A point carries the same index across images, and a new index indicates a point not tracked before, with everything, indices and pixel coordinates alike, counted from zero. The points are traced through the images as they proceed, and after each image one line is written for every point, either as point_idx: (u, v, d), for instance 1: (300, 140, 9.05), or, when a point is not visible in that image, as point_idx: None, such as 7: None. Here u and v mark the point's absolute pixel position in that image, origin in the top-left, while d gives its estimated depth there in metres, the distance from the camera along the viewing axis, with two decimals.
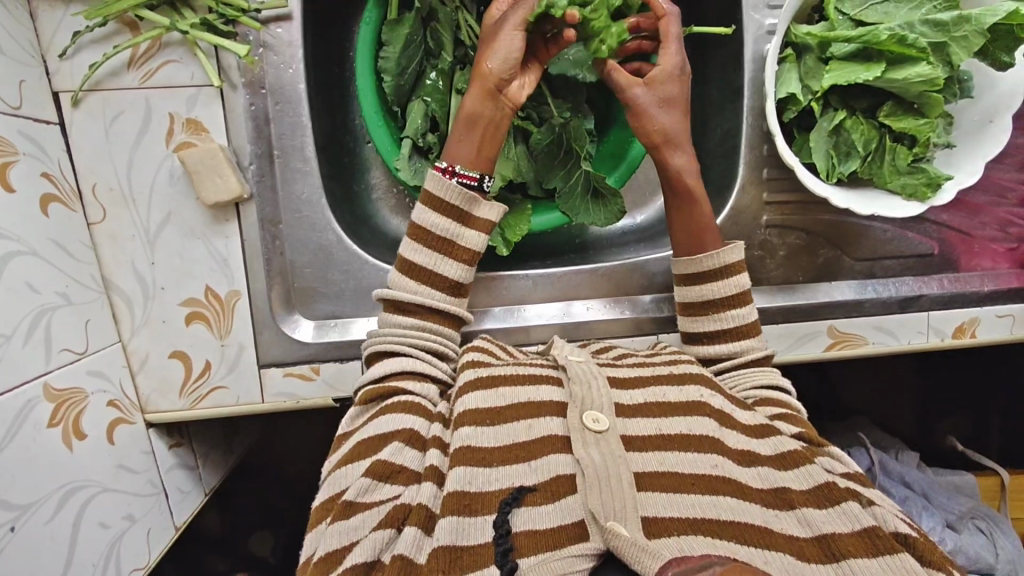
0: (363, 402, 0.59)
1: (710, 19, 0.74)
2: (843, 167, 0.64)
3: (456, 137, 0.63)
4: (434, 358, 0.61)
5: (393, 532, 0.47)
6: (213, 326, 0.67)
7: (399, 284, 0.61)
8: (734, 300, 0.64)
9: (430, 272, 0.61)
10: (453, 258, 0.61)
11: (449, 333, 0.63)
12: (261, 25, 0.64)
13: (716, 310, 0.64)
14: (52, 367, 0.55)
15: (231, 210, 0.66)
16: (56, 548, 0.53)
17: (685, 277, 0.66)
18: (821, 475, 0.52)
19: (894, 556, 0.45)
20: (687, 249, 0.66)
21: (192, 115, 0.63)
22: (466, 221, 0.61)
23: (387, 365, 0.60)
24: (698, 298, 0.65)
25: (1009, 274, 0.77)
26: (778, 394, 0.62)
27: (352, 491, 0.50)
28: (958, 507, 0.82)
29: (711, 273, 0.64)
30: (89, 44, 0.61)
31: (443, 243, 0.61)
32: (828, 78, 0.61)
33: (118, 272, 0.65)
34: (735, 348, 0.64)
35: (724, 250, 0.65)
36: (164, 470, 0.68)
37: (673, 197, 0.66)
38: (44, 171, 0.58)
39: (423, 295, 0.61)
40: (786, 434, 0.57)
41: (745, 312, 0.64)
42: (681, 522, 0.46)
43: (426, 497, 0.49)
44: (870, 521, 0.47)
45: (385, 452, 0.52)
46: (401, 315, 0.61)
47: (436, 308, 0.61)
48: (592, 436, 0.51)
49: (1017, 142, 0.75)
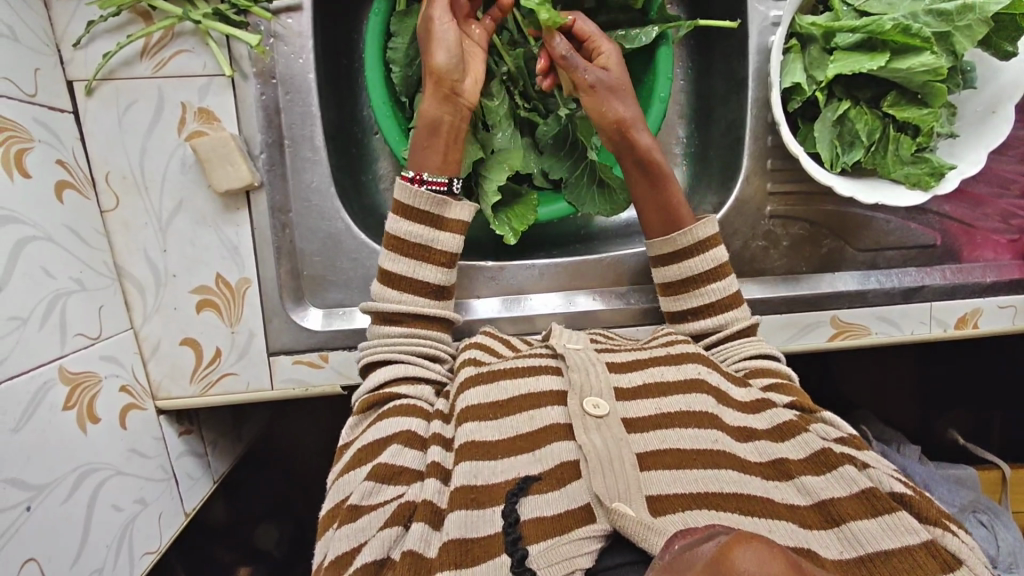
0: (362, 410, 0.59)
1: (715, 11, 0.74)
2: (847, 157, 0.65)
3: (418, 148, 0.63)
4: (427, 362, 0.62)
5: (401, 529, 0.48)
6: (224, 313, 0.68)
7: (382, 296, 0.62)
8: (715, 274, 0.65)
9: (411, 280, 0.62)
10: (431, 263, 0.62)
11: (438, 335, 0.63)
12: (272, 16, 0.65)
13: (698, 287, 0.65)
14: (67, 351, 0.56)
15: (242, 198, 0.66)
16: (71, 530, 0.54)
17: (661, 257, 0.67)
18: (816, 441, 0.53)
19: (894, 515, 0.46)
20: (660, 228, 0.67)
21: (204, 104, 0.64)
22: (441, 225, 0.63)
23: (381, 374, 0.60)
24: (677, 278, 0.66)
25: (1011, 265, 0.78)
26: (769, 363, 0.63)
27: (357, 495, 0.50)
28: (959, 500, 0.83)
29: (686, 251, 0.65)
30: (103, 34, 0.62)
31: (419, 249, 0.62)
32: (833, 68, 0.62)
33: (130, 260, 0.66)
34: (719, 322, 0.65)
35: (697, 225, 0.66)
36: (174, 456, 0.69)
37: (642, 175, 0.67)
38: (59, 158, 0.59)
39: (406, 303, 0.62)
40: (780, 405, 0.58)
41: (726, 283, 0.65)
42: (684, 497, 0.47)
43: (430, 493, 0.49)
44: (867, 483, 0.48)
45: (386, 455, 0.53)
46: (388, 325, 0.62)
47: (423, 314, 0.62)
48: (593, 422, 0.52)
49: (1018, 134, 0.76)
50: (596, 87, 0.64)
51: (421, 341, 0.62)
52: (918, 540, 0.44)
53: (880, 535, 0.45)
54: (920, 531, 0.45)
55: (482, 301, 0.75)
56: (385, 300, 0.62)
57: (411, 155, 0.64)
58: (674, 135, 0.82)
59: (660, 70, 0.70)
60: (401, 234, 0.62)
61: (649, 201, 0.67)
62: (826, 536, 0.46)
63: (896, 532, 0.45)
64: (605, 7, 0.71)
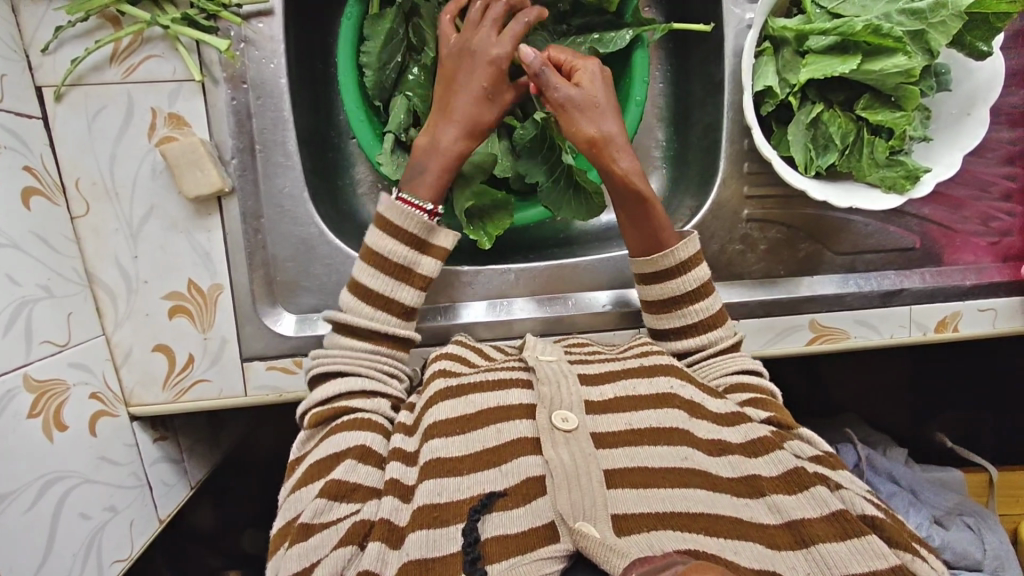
0: (314, 424, 0.58)
1: (693, 16, 0.74)
2: (822, 160, 0.65)
3: (417, 168, 0.63)
4: (387, 380, 0.61)
5: (355, 548, 0.48)
6: (196, 319, 0.68)
7: (354, 309, 0.61)
8: (695, 294, 0.64)
9: (387, 298, 0.61)
10: (410, 283, 0.62)
11: (400, 355, 0.62)
12: (242, 20, 0.64)
13: (680, 308, 0.64)
14: (33, 358, 0.56)
15: (213, 204, 0.66)
16: (35, 540, 0.53)
17: (643, 276, 0.65)
18: (790, 459, 0.52)
19: (862, 539, 0.46)
20: (643, 250, 0.65)
21: (174, 110, 0.64)
22: (425, 249, 0.62)
23: (339, 385, 0.59)
24: (660, 296, 0.65)
25: (991, 268, 0.77)
26: (753, 381, 0.62)
27: (307, 513, 0.50)
28: (944, 503, 0.83)
29: (670, 272, 0.64)
30: (72, 39, 0.62)
31: (398, 269, 0.61)
32: (805, 71, 0.61)
33: (101, 265, 0.66)
34: (704, 342, 0.64)
35: (678, 245, 0.64)
36: (148, 463, 0.69)
37: (620, 201, 0.64)
38: (26, 165, 0.59)
39: (378, 321, 0.61)
40: (757, 420, 0.57)
41: (710, 302, 0.64)
42: (650, 517, 0.47)
43: (387, 511, 0.49)
44: (838, 504, 0.48)
45: (338, 471, 0.52)
46: (355, 340, 0.61)
47: (393, 334, 0.61)
48: (562, 436, 0.51)
49: (996, 136, 0.75)
50: (567, 106, 0.61)
51: (385, 357, 0.62)
52: (887, 565, 0.44)
53: (849, 559, 0.45)
54: (890, 555, 0.45)
55: (455, 306, 0.74)
56: (357, 313, 0.61)
57: (408, 177, 0.63)
58: (654, 139, 0.81)
59: (637, 69, 0.69)
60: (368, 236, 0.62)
61: (627, 227, 0.65)
62: (793, 557, 0.46)
63: (866, 557, 0.45)
64: (580, 10, 0.69)
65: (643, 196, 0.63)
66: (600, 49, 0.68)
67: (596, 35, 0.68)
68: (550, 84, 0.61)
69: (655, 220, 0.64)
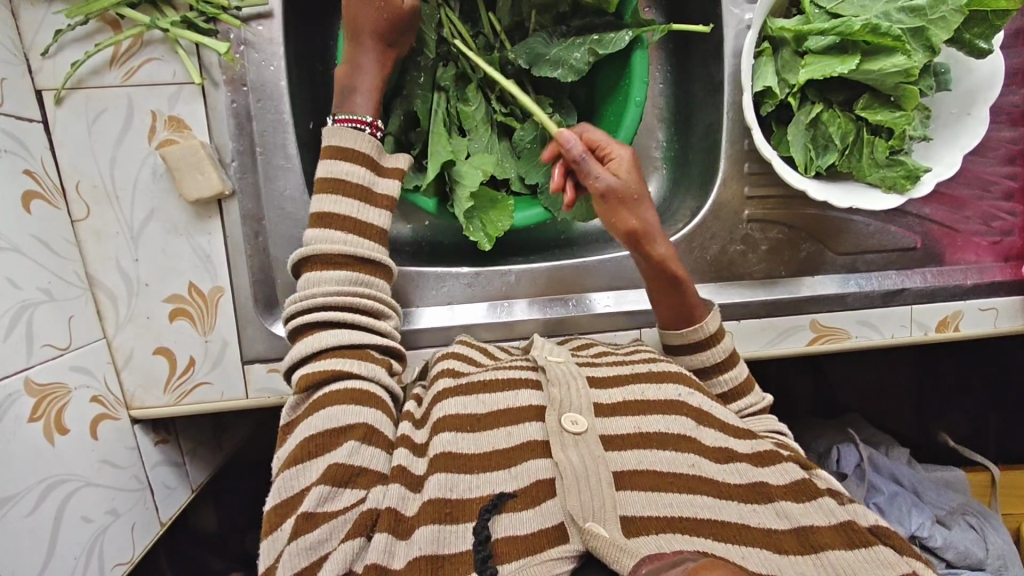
0: (301, 390, 0.56)
1: (692, 17, 0.74)
2: (821, 160, 0.65)
3: (348, 92, 0.63)
4: (370, 319, 0.60)
5: (362, 540, 0.47)
6: (197, 322, 0.68)
7: (322, 238, 0.59)
8: (725, 364, 0.64)
9: (358, 220, 0.61)
10: (375, 205, 0.62)
11: (381, 284, 0.62)
12: (242, 23, 0.64)
13: (711, 376, 0.65)
14: (34, 362, 0.56)
15: (214, 206, 0.66)
16: (37, 544, 0.53)
17: (673, 347, 0.67)
18: (796, 471, 0.53)
19: (871, 548, 0.46)
20: (675, 322, 0.66)
21: (174, 113, 0.64)
22: (379, 171, 0.64)
23: (326, 339, 0.57)
24: (689, 368, 0.65)
25: (993, 267, 0.77)
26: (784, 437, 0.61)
27: (312, 502, 0.48)
28: (948, 503, 0.82)
29: (701, 344, 0.64)
30: (71, 43, 0.62)
31: (362, 191, 0.61)
32: (803, 72, 0.61)
33: (101, 269, 0.66)
34: (738, 407, 0.64)
35: (707, 318, 0.65)
36: (149, 466, 0.69)
37: (655, 283, 0.65)
38: (26, 168, 0.59)
39: (351, 245, 0.60)
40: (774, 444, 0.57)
41: (737, 373, 0.65)
42: (658, 521, 0.47)
43: (393, 500, 0.49)
44: (845, 516, 0.48)
45: (341, 454, 0.51)
46: (331, 271, 0.59)
47: (368, 259, 0.60)
48: (571, 439, 0.51)
49: (997, 136, 0.75)
50: (606, 196, 0.61)
51: (362, 287, 0.60)
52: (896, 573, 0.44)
53: (858, 566, 0.45)
54: (897, 564, 0.45)
55: (453, 307, 0.74)
56: (327, 241, 0.59)
57: (342, 101, 0.64)
58: (654, 140, 0.81)
59: (635, 71, 0.69)
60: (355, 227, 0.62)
61: (663, 304, 0.66)
62: (802, 562, 0.45)
63: (874, 564, 0.45)
64: (580, 10, 0.69)
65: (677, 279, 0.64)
66: (600, 50, 0.66)
67: (597, 36, 0.67)
68: (587, 172, 0.61)
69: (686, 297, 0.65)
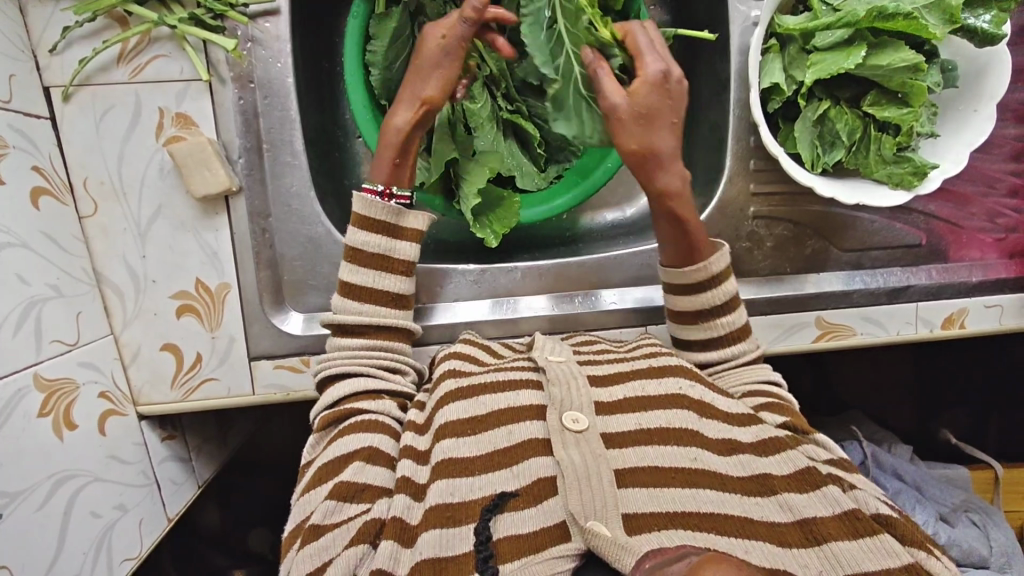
0: (321, 429, 0.58)
1: (699, 16, 0.75)
2: (829, 156, 0.66)
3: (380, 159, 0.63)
4: (391, 375, 0.62)
5: (367, 547, 0.47)
6: (204, 319, 0.68)
7: (341, 307, 0.61)
8: (725, 307, 0.63)
9: (373, 289, 0.62)
10: (392, 272, 0.63)
11: (398, 347, 0.63)
12: (249, 20, 0.64)
13: (708, 321, 0.63)
14: (43, 358, 0.56)
15: (221, 203, 0.66)
16: (47, 539, 0.54)
17: (676, 289, 0.63)
18: (801, 459, 0.52)
19: (876, 538, 0.45)
20: (676, 263, 0.63)
21: (181, 109, 0.64)
22: (396, 233, 0.63)
23: (343, 387, 0.59)
24: (687, 308, 0.63)
25: (998, 264, 0.77)
26: (773, 390, 0.62)
27: (318, 514, 0.50)
28: (951, 500, 0.83)
29: (703, 286, 0.62)
30: (79, 39, 0.62)
31: (380, 260, 0.62)
32: (811, 73, 0.61)
33: (109, 265, 0.66)
34: (727, 354, 0.63)
35: (712, 258, 0.62)
36: (156, 462, 0.69)
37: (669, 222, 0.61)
38: (35, 165, 0.59)
39: (369, 314, 0.62)
40: (774, 424, 0.56)
41: (736, 318, 0.63)
42: (661, 517, 0.47)
43: (399, 509, 0.49)
44: (850, 504, 0.48)
45: (347, 473, 0.52)
46: (350, 337, 0.61)
47: (387, 325, 0.62)
48: (572, 437, 0.51)
49: (1004, 133, 0.75)
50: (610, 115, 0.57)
51: (382, 351, 0.62)
52: (900, 564, 0.44)
53: (861, 557, 0.45)
54: (902, 555, 0.44)
55: (464, 305, 0.74)
56: (345, 311, 0.62)
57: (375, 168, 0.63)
58: None
59: None
60: (363, 241, 0.62)
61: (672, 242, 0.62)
62: (806, 555, 0.45)
63: (877, 554, 0.45)
64: None
65: (682, 218, 0.61)
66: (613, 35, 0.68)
67: None
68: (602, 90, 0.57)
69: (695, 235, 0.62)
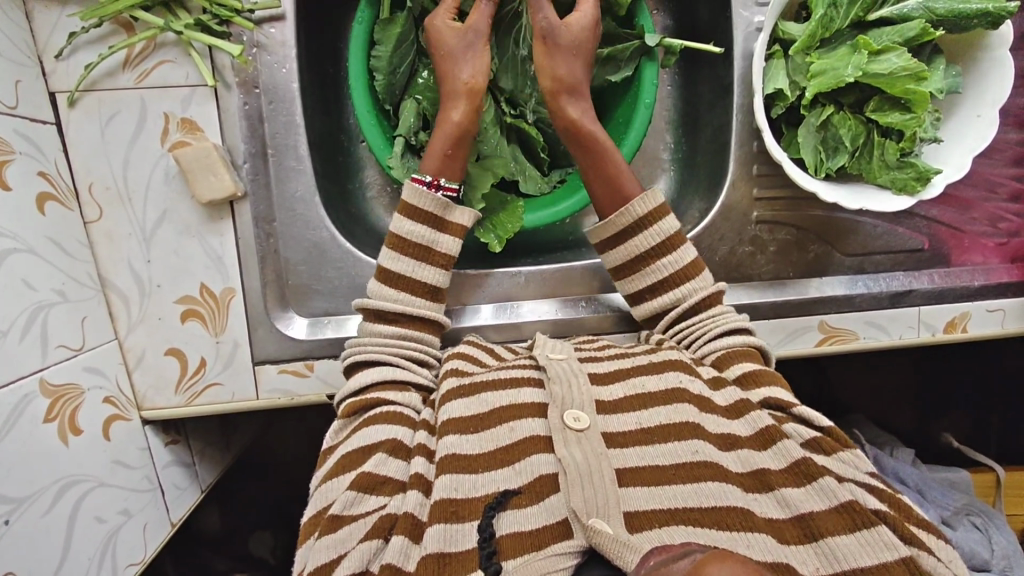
0: (346, 415, 0.58)
1: (702, 23, 0.75)
2: (832, 162, 0.66)
3: (438, 150, 0.64)
4: (416, 366, 0.62)
5: (381, 542, 0.47)
6: (209, 323, 0.68)
7: (378, 293, 0.62)
8: (661, 249, 0.66)
9: (410, 279, 0.63)
10: (430, 263, 0.63)
11: (428, 338, 0.63)
12: (255, 25, 0.65)
13: (645, 264, 0.66)
14: (49, 363, 0.56)
15: (226, 208, 0.66)
16: (52, 544, 0.54)
17: (610, 239, 0.67)
18: (797, 449, 0.51)
19: (873, 530, 0.45)
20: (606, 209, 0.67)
21: (187, 115, 0.64)
22: (441, 226, 0.64)
23: (374, 374, 0.59)
24: (625, 254, 0.66)
25: (1000, 268, 0.78)
26: (740, 343, 0.62)
27: (338, 505, 0.50)
28: (953, 503, 0.83)
29: (632, 228, 0.66)
30: (85, 45, 0.62)
31: (421, 250, 0.63)
32: (811, 86, 0.62)
33: (115, 270, 0.66)
34: (675, 294, 0.65)
35: (635, 202, 0.66)
36: (160, 466, 0.69)
37: (581, 156, 0.67)
38: (41, 170, 0.59)
39: (402, 303, 0.62)
40: (756, 403, 0.56)
41: (679, 255, 0.65)
42: (662, 513, 0.47)
43: (411, 505, 0.49)
44: (847, 495, 0.47)
45: (369, 464, 0.52)
46: (382, 324, 0.62)
47: (419, 316, 0.62)
48: (573, 435, 0.51)
49: (1004, 138, 0.75)
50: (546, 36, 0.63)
51: (413, 342, 0.62)
52: (897, 557, 0.44)
53: (858, 551, 0.45)
54: (900, 547, 0.44)
55: (480, 308, 0.75)
56: (381, 298, 0.62)
57: (443, 165, 0.64)
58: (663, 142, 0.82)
59: (643, 82, 0.69)
60: (409, 230, 0.63)
61: (593, 183, 0.67)
62: (803, 551, 0.46)
63: (873, 548, 0.44)
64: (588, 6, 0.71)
65: (595, 159, 0.66)
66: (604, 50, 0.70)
67: (604, 51, 0.70)
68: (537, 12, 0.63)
69: (611, 173, 0.66)
